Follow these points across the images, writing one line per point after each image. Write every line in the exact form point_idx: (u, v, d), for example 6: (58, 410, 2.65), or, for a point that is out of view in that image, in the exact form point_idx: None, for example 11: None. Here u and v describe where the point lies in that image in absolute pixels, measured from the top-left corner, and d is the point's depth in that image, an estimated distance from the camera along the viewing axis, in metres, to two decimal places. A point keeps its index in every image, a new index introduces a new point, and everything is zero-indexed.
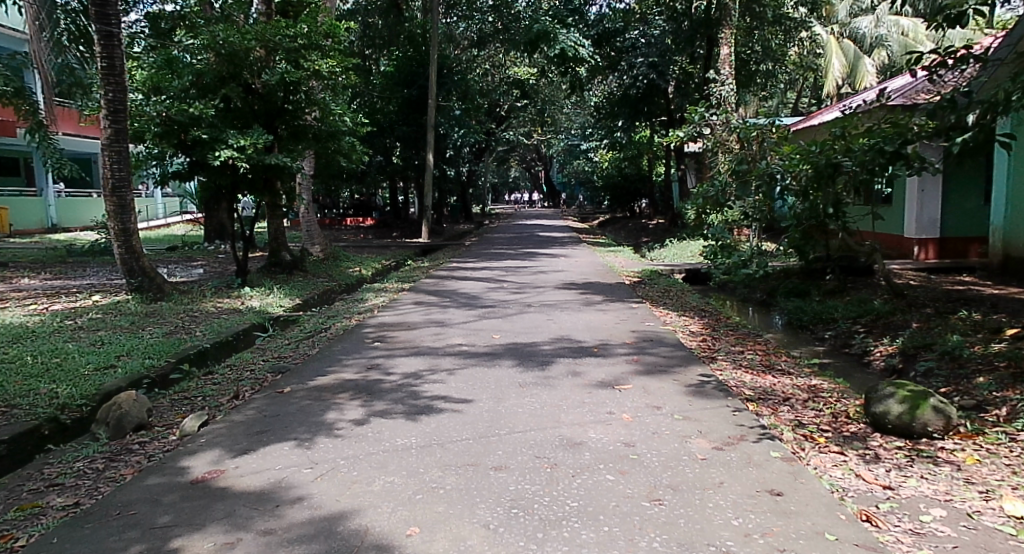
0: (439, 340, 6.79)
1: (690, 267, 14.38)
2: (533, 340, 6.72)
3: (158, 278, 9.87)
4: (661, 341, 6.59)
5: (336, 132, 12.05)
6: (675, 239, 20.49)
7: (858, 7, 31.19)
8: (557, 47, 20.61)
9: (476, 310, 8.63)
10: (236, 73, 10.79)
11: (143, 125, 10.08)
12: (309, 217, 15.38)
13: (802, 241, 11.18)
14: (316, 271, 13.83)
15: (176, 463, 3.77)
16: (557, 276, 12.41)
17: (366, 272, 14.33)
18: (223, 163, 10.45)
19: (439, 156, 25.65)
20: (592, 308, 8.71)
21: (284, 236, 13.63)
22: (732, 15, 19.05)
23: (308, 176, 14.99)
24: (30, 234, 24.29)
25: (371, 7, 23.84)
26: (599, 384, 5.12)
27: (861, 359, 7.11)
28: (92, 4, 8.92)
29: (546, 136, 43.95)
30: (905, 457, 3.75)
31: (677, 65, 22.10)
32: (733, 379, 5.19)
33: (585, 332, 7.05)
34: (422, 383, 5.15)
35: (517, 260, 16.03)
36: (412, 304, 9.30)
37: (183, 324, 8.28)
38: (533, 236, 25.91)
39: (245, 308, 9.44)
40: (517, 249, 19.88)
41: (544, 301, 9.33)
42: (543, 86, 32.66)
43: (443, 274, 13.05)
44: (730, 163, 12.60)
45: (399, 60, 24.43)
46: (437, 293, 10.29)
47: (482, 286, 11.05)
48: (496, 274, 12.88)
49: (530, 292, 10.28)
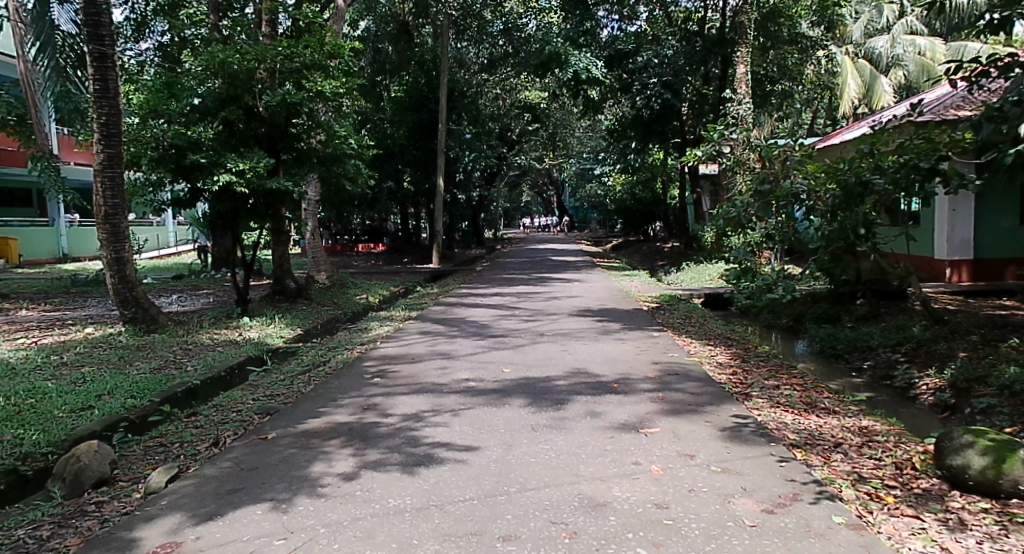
0: (444, 375, 6.23)
1: (709, 291, 13.79)
2: (546, 374, 6.14)
3: (152, 308, 9.36)
4: (688, 376, 6.00)
5: (341, 155, 11.66)
6: (692, 262, 19.93)
7: (873, 28, 31.16)
8: (570, 71, 20.40)
9: (485, 341, 8.07)
10: (236, 95, 10.31)
11: (139, 149, 9.68)
12: (314, 243, 14.96)
13: (831, 263, 10.59)
14: (322, 299, 13.41)
15: (128, 534, 3.24)
16: (571, 302, 11.84)
17: (374, 299, 13.89)
18: (222, 187, 9.94)
19: (449, 180, 25.39)
20: (611, 337, 8.15)
21: (290, 263, 13.23)
22: (747, 33, 18.80)
23: (315, 202, 14.64)
24: (38, 263, 24.06)
25: (381, 32, 23.66)
26: (621, 427, 4.54)
27: (906, 393, 6.51)
28: (83, 24, 8.45)
29: (558, 160, 43.82)
30: (996, 524, 3.16)
31: (691, 86, 21.74)
32: (774, 420, 4.61)
33: (603, 365, 6.46)
34: (422, 427, 4.60)
35: (529, 285, 15.49)
36: (417, 334, 8.75)
37: (175, 359, 7.77)
38: (546, 260, 25.49)
39: (242, 340, 8.96)
40: (530, 274, 19.41)
41: (559, 329, 8.75)
42: (555, 109, 32.43)
43: (453, 301, 12.57)
44: (751, 183, 12.04)
45: (409, 85, 24.39)
46: (445, 321, 9.77)
47: (492, 313, 10.51)
48: (508, 301, 12.34)
49: (543, 319, 9.73)
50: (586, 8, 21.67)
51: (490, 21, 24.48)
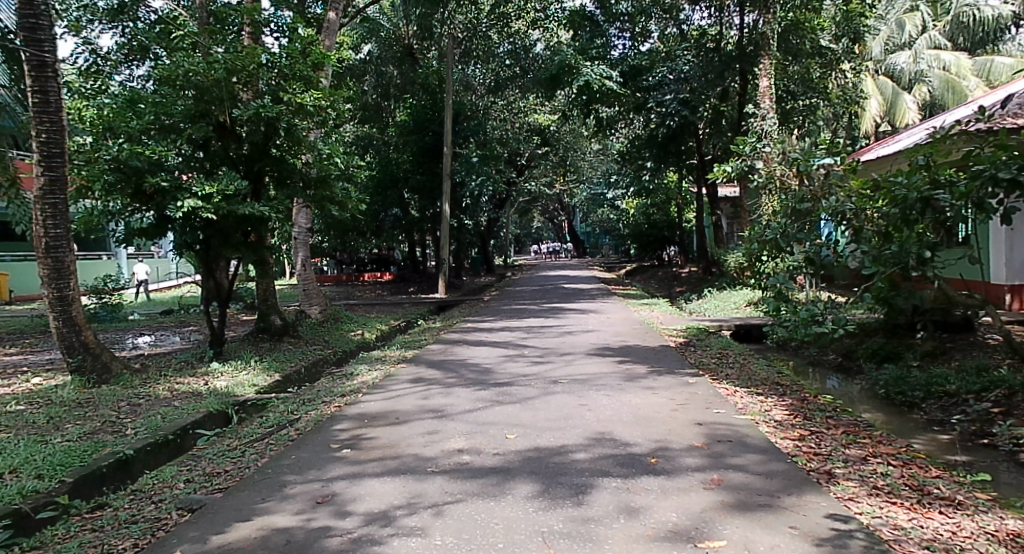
0: (431, 444, 4.93)
1: (738, 322, 12.40)
2: (561, 443, 4.85)
3: (103, 355, 8.04)
4: (745, 445, 4.67)
5: (328, 178, 10.32)
6: (715, 289, 18.59)
7: (893, 43, 29.60)
8: (580, 80, 19.14)
9: (487, 393, 6.74)
10: (206, 111, 9.03)
11: (94, 174, 8.33)
12: (304, 274, 13.72)
13: (890, 291, 9.16)
14: (311, 336, 12.18)
15: None
16: (588, 338, 10.48)
17: (369, 335, 12.64)
18: (188, 214, 8.64)
19: (455, 206, 24.04)
20: (637, 385, 6.81)
21: (276, 297, 12.04)
22: (771, 44, 17.66)
23: (305, 230, 13.44)
24: (29, 301, 22.90)
25: (386, 56, 23.28)
26: (668, 538, 3.27)
27: (1018, 460, 5.19)
28: (18, 28, 7.29)
29: (569, 185, 42.68)
30: None
31: (708, 103, 20.25)
32: (887, 525, 3.35)
33: (632, 428, 5.14)
34: (390, 539, 3.35)
35: (541, 317, 14.14)
36: (409, 383, 7.44)
37: (116, 418, 6.48)
38: (558, 289, 24.24)
39: (207, 391, 7.70)
40: (541, 304, 18.10)
41: (575, 375, 7.41)
42: (565, 132, 31.38)
43: (456, 338, 11.29)
44: (787, 202, 10.64)
45: (412, 107, 23.21)
46: (444, 365, 8.48)
47: (498, 354, 9.19)
48: (516, 336, 11.03)
49: (557, 361, 8.39)
50: (597, 25, 21.02)
51: (496, 44, 23.80)
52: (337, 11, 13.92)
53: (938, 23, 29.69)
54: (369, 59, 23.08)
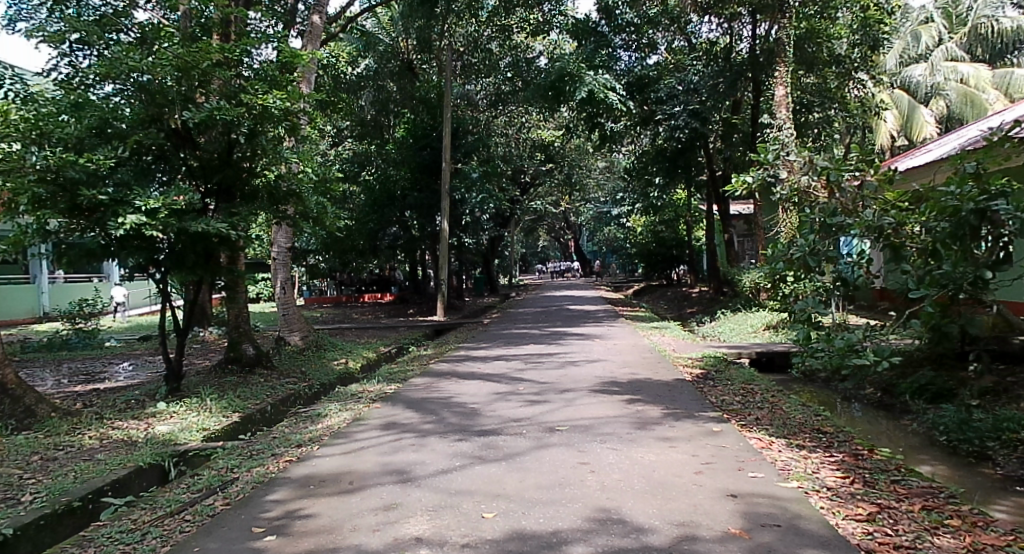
0: (383, 528, 3.85)
1: (760, 349, 11.19)
2: (554, 526, 3.78)
3: (25, 396, 6.90)
4: (799, 535, 3.59)
5: (300, 192, 9.13)
6: (729, 310, 17.36)
7: (908, 56, 28.49)
8: (584, 89, 18.06)
9: (468, 445, 5.58)
10: (157, 115, 7.86)
11: (20, 184, 7.12)
12: (285, 297, 12.57)
13: (940, 318, 7.97)
14: (288, 367, 11.03)
15: None
16: (593, 370, 9.29)
17: (353, 364, 11.49)
18: (132, 232, 7.42)
19: (454, 223, 22.65)
20: (650, 434, 5.68)
21: (249, 325, 10.87)
22: (787, 50, 16.53)
23: (285, 250, 12.33)
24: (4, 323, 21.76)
25: (383, 70, 22.43)
26: None
27: None
28: None
29: (575, 203, 41.60)
30: None
31: (719, 114, 19.14)
32: None
33: (648, 505, 4.06)
34: None
35: (542, 344, 12.96)
36: (380, 428, 6.33)
37: (15, 478, 5.32)
38: (563, 311, 23.07)
39: (143, 438, 6.55)
40: (544, 328, 16.91)
41: (576, 421, 6.25)
42: (570, 148, 30.32)
43: (446, 369, 10.15)
44: (813, 216, 9.43)
45: (409, 123, 22.03)
46: (426, 405, 7.36)
47: (490, 390, 8.05)
48: (513, 367, 9.88)
49: (556, 401, 7.21)
50: (602, 36, 19.96)
51: (499, 56, 22.60)
52: (320, 14, 12.89)
53: (955, 35, 28.56)
54: (368, 74, 22.20)
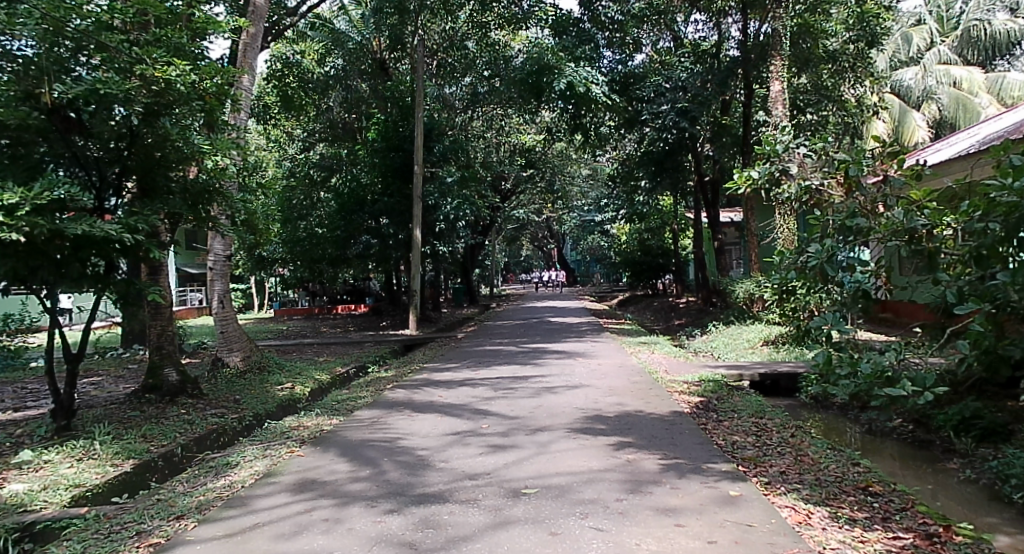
0: None
1: (765, 371, 9.70)
2: None
3: None
4: None
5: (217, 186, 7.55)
6: (722, 322, 15.93)
7: (898, 60, 27.33)
8: (562, 81, 16.52)
9: (401, 521, 4.11)
10: (30, 88, 6.31)
11: None
12: (224, 313, 10.97)
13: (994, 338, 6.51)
14: (220, 394, 9.45)
15: None
16: (573, 400, 7.82)
17: (299, 390, 9.93)
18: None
19: (427, 230, 20.76)
20: (646, 503, 4.24)
21: (174, 345, 9.26)
22: (782, 40, 15.06)
23: (222, 259, 10.82)
24: None
25: (351, 69, 20.44)
26: None
27: None
28: None
29: (556, 211, 40.19)
30: None
31: (709, 114, 17.76)
32: None
33: None
34: None
35: (516, 365, 11.45)
36: (294, 489, 4.85)
37: None
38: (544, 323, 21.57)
39: None
40: (521, 344, 15.42)
41: (548, 480, 4.79)
42: (552, 153, 28.90)
43: (402, 396, 8.65)
44: (827, 215, 7.92)
45: (380, 123, 19.97)
46: (363, 451, 5.87)
47: (446, 429, 6.55)
48: (478, 395, 8.38)
49: (526, 447, 5.73)
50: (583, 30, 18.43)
51: (476, 55, 20.97)
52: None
53: (946, 39, 27.38)
54: (334, 74, 20.20)
